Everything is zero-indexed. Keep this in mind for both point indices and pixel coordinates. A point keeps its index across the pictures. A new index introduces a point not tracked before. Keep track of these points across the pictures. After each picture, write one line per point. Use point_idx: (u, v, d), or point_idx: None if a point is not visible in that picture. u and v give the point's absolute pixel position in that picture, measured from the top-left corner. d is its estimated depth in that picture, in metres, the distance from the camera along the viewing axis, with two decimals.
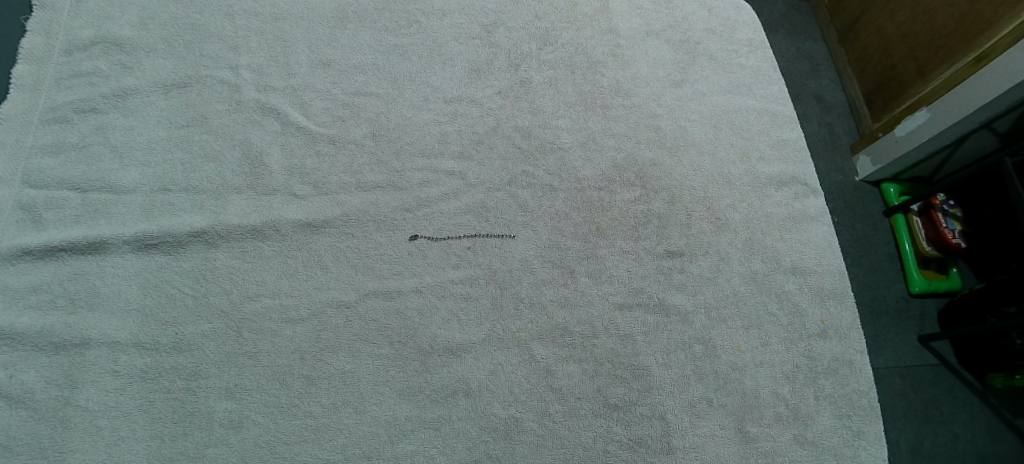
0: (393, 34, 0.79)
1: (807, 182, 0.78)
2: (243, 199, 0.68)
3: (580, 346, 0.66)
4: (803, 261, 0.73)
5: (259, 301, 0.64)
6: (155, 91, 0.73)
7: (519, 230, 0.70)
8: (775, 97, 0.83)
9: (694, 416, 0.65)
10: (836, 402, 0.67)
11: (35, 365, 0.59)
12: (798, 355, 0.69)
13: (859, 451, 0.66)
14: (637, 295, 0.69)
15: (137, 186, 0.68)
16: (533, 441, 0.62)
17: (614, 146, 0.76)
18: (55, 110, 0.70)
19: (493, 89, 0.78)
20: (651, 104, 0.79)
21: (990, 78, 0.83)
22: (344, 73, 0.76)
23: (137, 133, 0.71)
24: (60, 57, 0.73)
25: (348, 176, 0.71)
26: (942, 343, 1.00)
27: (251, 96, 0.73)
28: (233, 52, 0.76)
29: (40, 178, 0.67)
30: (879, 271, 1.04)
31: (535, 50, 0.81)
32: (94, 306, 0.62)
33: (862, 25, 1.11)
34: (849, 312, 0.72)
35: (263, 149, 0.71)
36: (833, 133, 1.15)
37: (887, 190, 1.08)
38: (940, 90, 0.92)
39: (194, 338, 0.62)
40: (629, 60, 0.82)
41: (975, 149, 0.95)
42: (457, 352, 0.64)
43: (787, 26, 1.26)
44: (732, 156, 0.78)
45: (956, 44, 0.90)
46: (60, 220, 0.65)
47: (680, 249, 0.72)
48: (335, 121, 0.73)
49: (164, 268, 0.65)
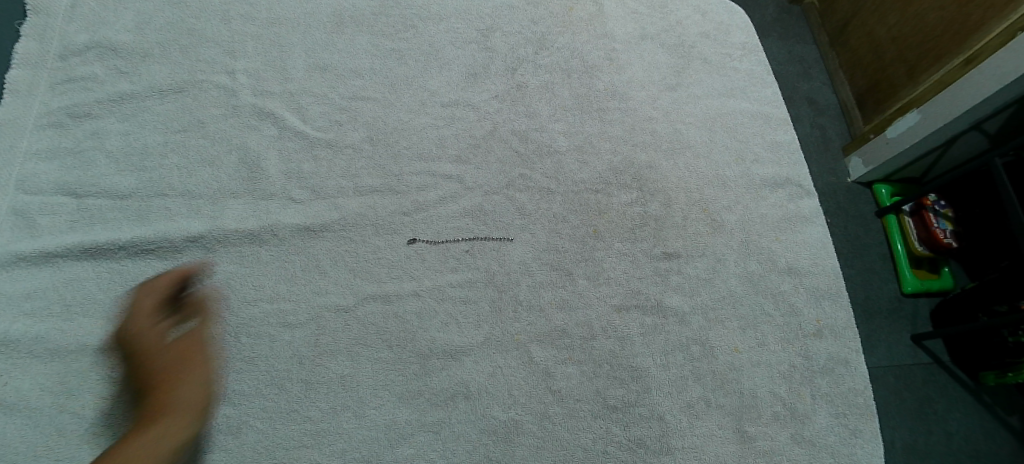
0: (390, 39, 0.79)
1: (801, 183, 0.79)
2: (240, 204, 0.68)
3: (579, 348, 0.66)
4: (799, 262, 0.74)
5: (257, 306, 0.64)
6: (150, 96, 0.72)
7: (517, 233, 0.71)
8: (769, 100, 0.84)
9: (693, 416, 0.65)
10: (833, 400, 0.68)
11: (31, 372, 0.59)
12: (795, 354, 0.69)
13: (855, 449, 0.66)
14: (634, 297, 0.69)
15: (133, 193, 0.68)
16: (533, 444, 0.62)
17: (610, 150, 0.77)
18: (51, 115, 0.70)
19: (490, 93, 0.78)
20: (647, 107, 0.80)
21: (978, 78, 0.84)
22: (341, 78, 0.76)
23: (133, 138, 0.70)
24: (56, 62, 0.73)
25: (345, 180, 0.71)
26: (935, 342, 1.01)
27: (248, 100, 0.73)
28: (229, 57, 0.76)
29: (34, 184, 0.67)
30: (873, 271, 1.05)
31: (531, 55, 0.81)
32: (89, 312, 0.62)
33: (855, 29, 1.13)
34: (843, 312, 0.72)
35: (260, 154, 0.71)
36: (825, 134, 1.16)
37: (879, 191, 1.08)
38: (929, 92, 0.94)
39: (191, 344, 0.62)
40: (625, 64, 0.82)
41: (965, 149, 0.96)
42: (455, 355, 0.64)
43: (778, 29, 1.27)
44: (727, 159, 0.79)
45: (946, 47, 0.92)
46: (55, 226, 0.65)
47: (677, 251, 0.72)
48: (333, 126, 0.73)
49: (161, 273, 0.64)
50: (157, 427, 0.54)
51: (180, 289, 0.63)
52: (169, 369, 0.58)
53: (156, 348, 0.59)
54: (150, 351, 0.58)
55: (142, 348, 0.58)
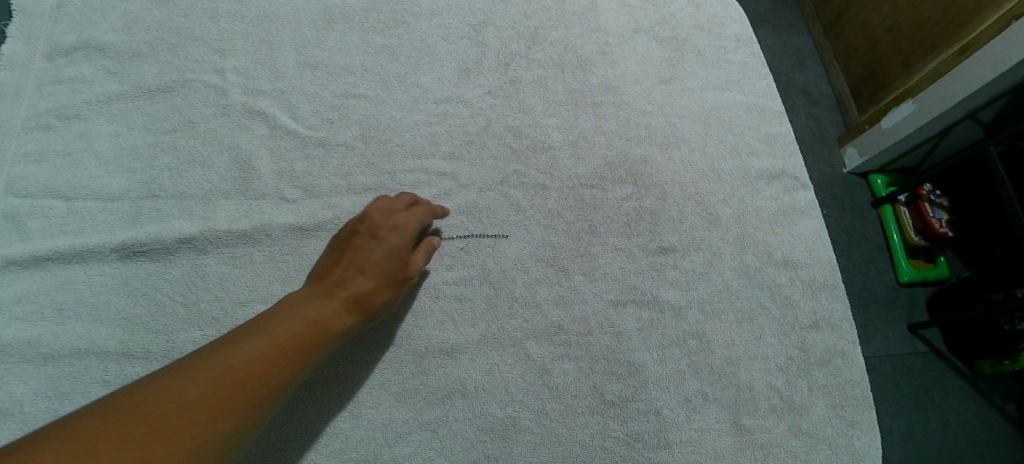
0: (381, 36, 0.78)
1: (796, 175, 0.79)
2: (232, 205, 0.67)
3: (575, 344, 0.66)
4: (794, 254, 0.74)
5: (251, 307, 0.63)
6: (139, 96, 0.72)
7: (512, 230, 0.70)
8: (764, 92, 0.84)
9: (690, 410, 0.65)
10: (830, 392, 0.68)
11: (24, 377, 0.59)
12: (791, 347, 0.70)
13: (852, 440, 0.66)
14: (630, 293, 0.69)
15: (123, 194, 0.67)
16: (531, 440, 0.62)
17: (605, 144, 0.76)
18: (39, 117, 0.69)
19: (483, 89, 0.77)
20: (641, 101, 0.80)
21: (974, 67, 0.84)
22: (332, 75, 0.75)
23: (122, 139, 0.70)
24: (42, 63, 0.72)
25: (337, 179, 0.70)
26: (932, 332, 1.01)
27: (238, 99, 0.73)
28: (218, 55, 0.75)
29: (23, 187, 0.66)
30: (869, 261, 1.05)
31: (524, 49, 0.80)
32: (81, 315, 0.62)
33: (849, 19, 1.12)
34: (840, 303, 0.72)
35: (251, 153, 0.70)
36: (820, 126, 1.16)
37: (875, 181, 1.08)
38: (924, 82, 0.94)
39: (186, 346, 0.61)
40: (618, 58, 0.82)
41: (960, 138, 0.96)
42: (451, 353, 0.64)
43: (773, 20, 1.26)
44: (722, 152, 0.78)
45: (940, 36, 0.91)
46: (45, 229, 0.64)
47: (672, 245, 0.72)
48: (324, 124, 0.73)
49: (153, 275, 0.64)
50: (320, 307, 0.55)
51: (425, 212, 0.64)
52: (367, 269, 0.59)
53: (376, 258, 0.59)
54: (366, 258, 0.59)
55: (357, 257, 0.59)
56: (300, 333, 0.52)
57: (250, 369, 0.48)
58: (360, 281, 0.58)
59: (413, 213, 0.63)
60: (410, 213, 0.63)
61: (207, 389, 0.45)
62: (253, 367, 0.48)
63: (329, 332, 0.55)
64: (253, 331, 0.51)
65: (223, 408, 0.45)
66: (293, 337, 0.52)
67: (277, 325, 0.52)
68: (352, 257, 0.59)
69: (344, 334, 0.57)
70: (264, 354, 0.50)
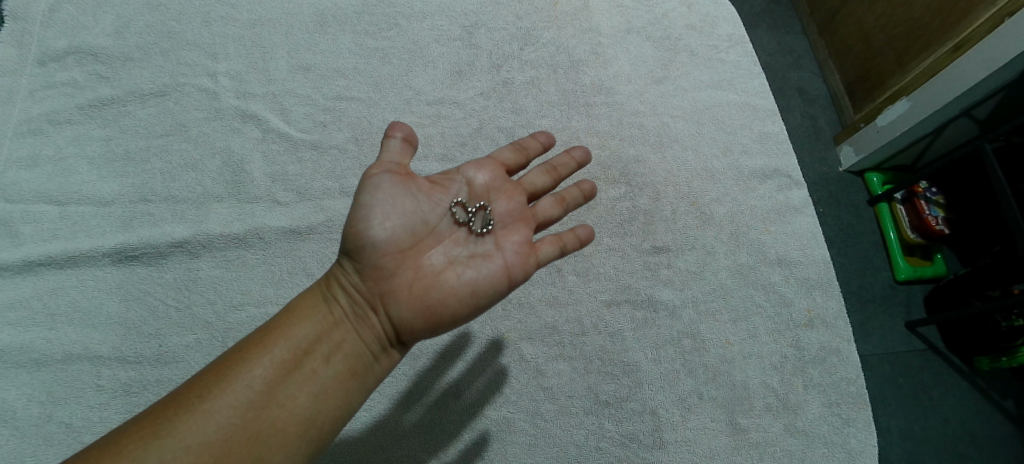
0: (373, 38, 0.78)
1: (790, 173, 0.79)
2: (225, 208, 0.67)
3: (569, 344, 0.66)
4: (789, 252, 0.74)
5: (243, 311, 0.63)
6: (131, 101, 0.72)
7: None
8: (756, 91, 0.84)
9: (684, 410, 0.65)
10: (825, 390, 0.68)
11: (15, 383, 0.58)
12: (786, 346, 0.69)
13: (848, 438, 0.66)
14: (624, 293, 0.69)
15: (116, 199, 0.67)
16: (525, 441, 0.62)
17: (597, 144, 0.77)
18: (30, 122, 0.69)
19: (476, 90, 0.77)
20: (633, 101, 0.80)
21: (967, 65, 0.84)
22: (324, 78, 0.75)
23: (115, 143, 0.70)
24: (34, 68, 0.72)
25: (330, 181, 0.70)
26: (930, 329, 1.00)
27: (230, 103, 0.73)
28: (210, 59, 0.75)
29: (15, 192, 0.66)
30: (867, 259, 1.05)
31: (516, 50, 0.81)
32: (73, 321, 0.61)
33: (843, 18, 1.11)
34: (835, 301, 0.72)
35: (244, 156, 0.70)
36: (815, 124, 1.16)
37: (871, 180, 1.08)
38: (918, 80, 0.93)
39: (178, 350, 0.61)
40: (610, 58, 0.82)
41: (955, 136, 0.96)
42: (446, 354, 0.64)
43: (766, 19, 1.26)
44: (715, 151, 0.79)
45: (932, 35, 0.91)
46: (36, 235, 0.64)
47: (666, 245, 0.72)
48: (317, 127, 0.73)
49: (145, 279, 0.64)
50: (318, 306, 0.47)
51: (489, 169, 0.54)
52: (408, 248, 0.47)
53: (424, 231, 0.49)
54: (407, 232, 0.47)
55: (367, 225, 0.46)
56: (321, 342, 0.45)
57: (264, 399, 0.42)
58: (394, 265, 0.47)
59: (551, 175, 0.58)
60: (538, 177, 0.58)
61: (219, 433, 0.40)
62: (263, 398, 0.42)
63: (365, 339, 0.47)
64: (258, 348, 0.44)
65: (249, 454, 0.40)
66: (308, 352, 0.45)
67: (286, 337, 0.45)
68: (376, 222, 0.46)
69: (397, 345, 0.49)
70: (275, 379, 0.42)
